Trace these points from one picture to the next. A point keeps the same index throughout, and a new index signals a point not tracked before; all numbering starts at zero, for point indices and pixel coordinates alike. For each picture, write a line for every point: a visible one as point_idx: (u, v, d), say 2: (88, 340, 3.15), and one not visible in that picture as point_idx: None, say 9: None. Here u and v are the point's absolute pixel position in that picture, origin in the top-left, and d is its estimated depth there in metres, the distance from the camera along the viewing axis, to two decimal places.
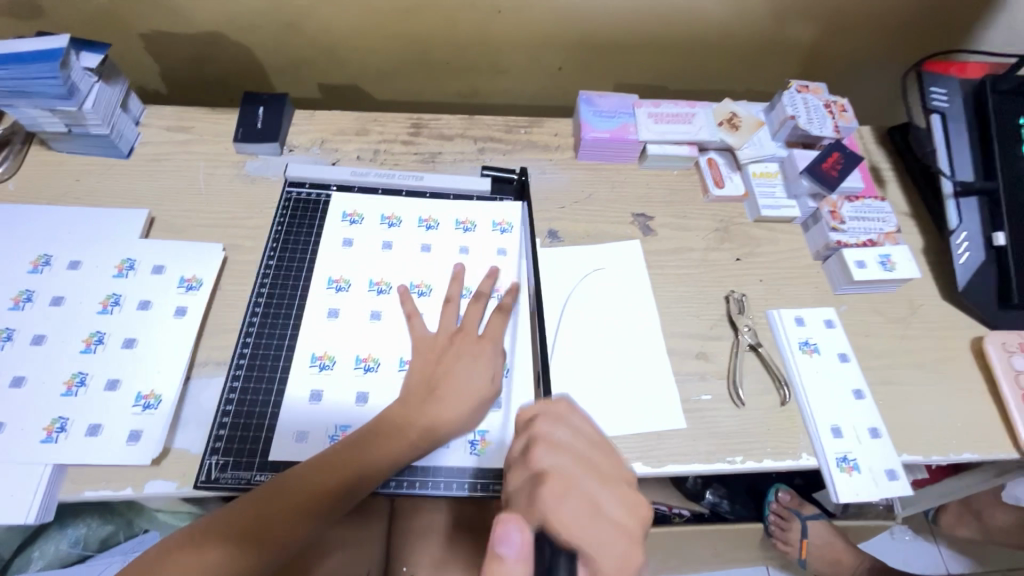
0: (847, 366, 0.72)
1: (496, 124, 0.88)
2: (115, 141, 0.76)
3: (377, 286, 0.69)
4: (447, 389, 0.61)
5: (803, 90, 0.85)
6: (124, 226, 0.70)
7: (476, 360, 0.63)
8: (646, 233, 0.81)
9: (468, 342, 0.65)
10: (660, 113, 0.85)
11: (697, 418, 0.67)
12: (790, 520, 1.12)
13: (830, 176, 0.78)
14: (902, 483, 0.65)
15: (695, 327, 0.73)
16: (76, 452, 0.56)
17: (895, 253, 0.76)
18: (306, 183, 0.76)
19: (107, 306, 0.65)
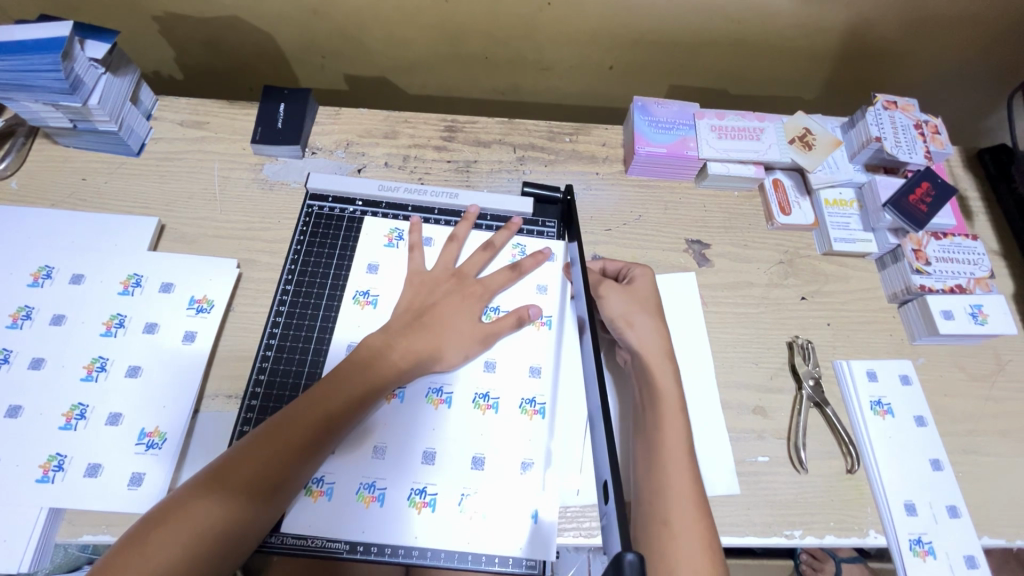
0: (924, 432, 0.64)
1: (538, 130, 0.80)
2: (124, 138, 0.69)
3: (367, 296, 0.63)
4: (435, 318, 0.58)
5: (892, 106, 0.74)
6: (132, 236, 0.65)
7: (465, 298, 0.60)
8: (701, 263, 0.72)
9: (462, 280, 0.62)
10: (724, 126, 0.75)
11: (753, 484, 0.60)
12: (823, 561, 1.07)
13: (919, 211, 0.69)
14: (984, 573, 0.57)
15: (753, 377, 0.66)
16: (73, 495, 0.52)
17: (987, 304, 0.67)
18: (329, 196, 0.68)
19: (111, 328, 0.59)
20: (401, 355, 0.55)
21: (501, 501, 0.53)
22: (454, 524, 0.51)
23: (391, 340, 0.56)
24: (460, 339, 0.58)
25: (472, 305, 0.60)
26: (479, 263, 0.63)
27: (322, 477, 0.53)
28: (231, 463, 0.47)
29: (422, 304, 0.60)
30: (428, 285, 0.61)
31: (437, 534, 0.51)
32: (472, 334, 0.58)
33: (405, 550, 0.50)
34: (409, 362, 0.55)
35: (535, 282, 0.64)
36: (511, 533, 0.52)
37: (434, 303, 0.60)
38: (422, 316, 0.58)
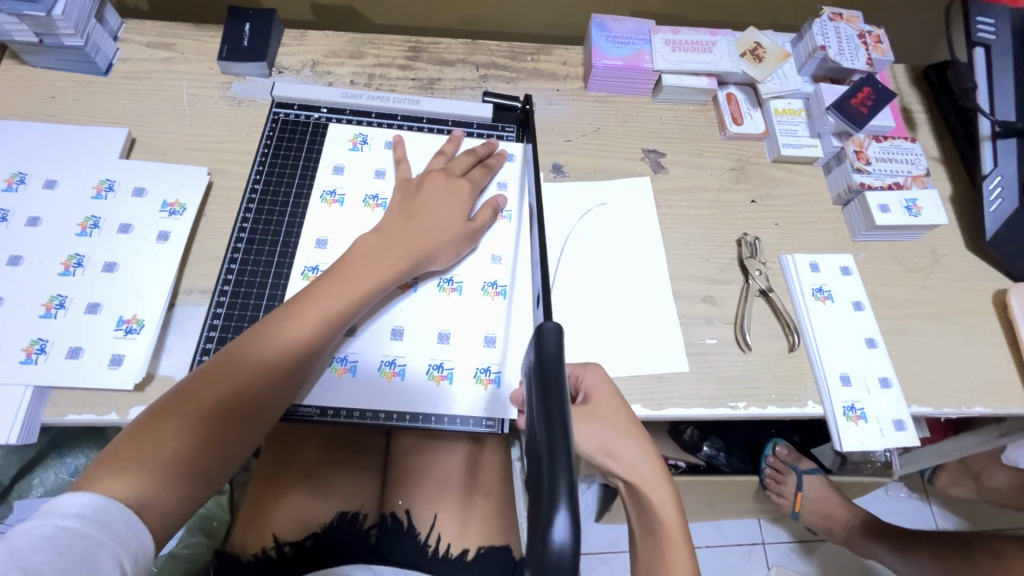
0: (861, 314, 0.68)
1: (500, 50, 0.82)
2: (91, 55, 0.71)
3: (334, 194, 0.66)
4: (426, 217, 0.61)
5: (836, 18, 0.78)
6: (103, 146, 0.66)
7: (452, 198, 0.63)
8: (657, 170, 0.76)
9: (447, 180, 0.64)
10: (678, 40, 0.78)
11: (701, 362, 0.64)
12: (786, 474, 1.11)
13: (859, 112, 0.73)
14: (909, 433, 0.62)
15: (704, 270, 0.70)
16: (56, 375, 0.55)
17: (922, 198, 0.72)
18: (294, 105, 0.72)
19: (86, 228, 0.61)
20: (394, 256, 0.58)
21: (462, 368, 0.59)
22: (421, 389, 0.57)
23: (387, 239, 0.59)
24: (448, 238, 0.61)
25: (459, 204, 0.63)
26: (464, 166, 0.67)
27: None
28: (211, 377, 0.49)
29: (410, 204, 0.62)
30: (415, 188, 0.64)
31: (406, 396, 0.57)
32: (459, 233, 0.62)
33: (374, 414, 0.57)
34: (404, 261, 0.58)
35: (497, 179, 0.69)
36: (471, 399, 0.58)
37: (423, 201, 0.63)
38: (413, 215, 0.61)
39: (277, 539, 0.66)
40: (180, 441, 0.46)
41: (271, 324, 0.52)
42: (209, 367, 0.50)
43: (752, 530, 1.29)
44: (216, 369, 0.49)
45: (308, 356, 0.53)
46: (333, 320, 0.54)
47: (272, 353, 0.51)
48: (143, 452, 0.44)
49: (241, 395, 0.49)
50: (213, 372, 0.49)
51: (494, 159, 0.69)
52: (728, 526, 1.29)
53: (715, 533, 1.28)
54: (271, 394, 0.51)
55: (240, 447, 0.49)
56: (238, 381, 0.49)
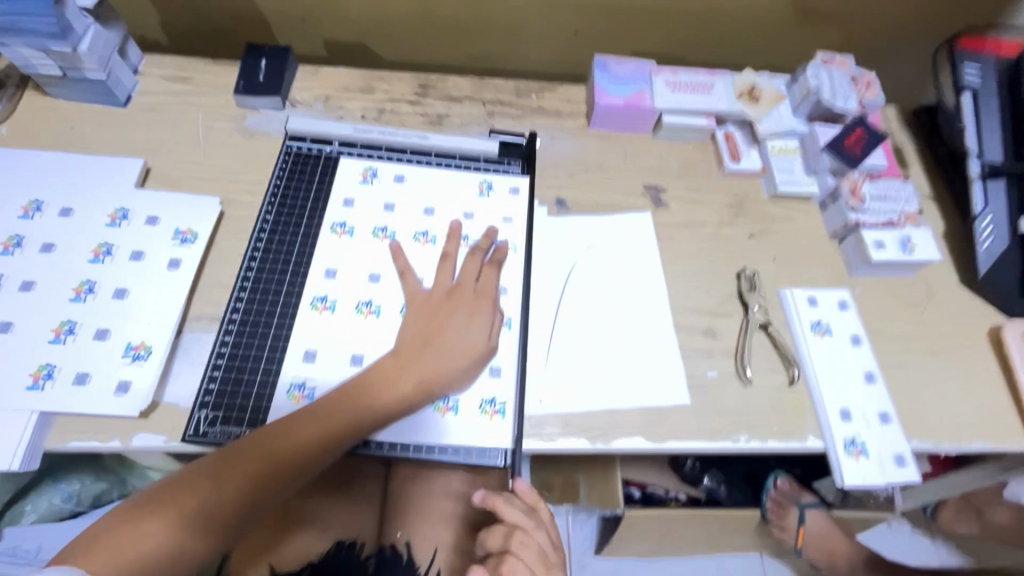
0: (859, 349, 0.69)
1: (506, 87, 0.85)
2: (111, 87, 0.73)
3: (343, 227, 0.68)
4: (443, 345, 0.60)
5: (828, 63, 0.81)
6: (118, 175, 0.68)
7: (472, 315, 0.62)
8: (657, 205, 0.78)
9: (464, 298, 0.63)
10: (677, 81, 0.81)
11: (702, 395, 0.65)
12: (788, 507, 1.09)
13: (852, 152, 0.75)
14: (911, 469, 0.63)
15: (704, 303, 0.71)
16: (62, 400, 0.55)
17: (916, 235, 0.74)
18: (307, 138, 0.74)
19: (99, 255, 0.63)
20: (404, 384, 0.58)
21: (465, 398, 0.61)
22: (426, 422, 0.59)
23: (401, 367, 0.58)
24: (458, 363, 0.60)
25: (478, 324, 0.62)
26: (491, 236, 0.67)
27: (304, 383, 0.59)
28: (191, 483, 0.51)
29: (426, 330, 0.61)
30: (430, 308, 0.62)
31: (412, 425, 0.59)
32: (475, 354, 0.61)
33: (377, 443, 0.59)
34: (412, 390, 0.58)
35: (501, 214, 0.71)
36: (475, 432, 0.59)
37: (438, 323, 0.61)
38: (430, 340, 0.60)
39: (273, 570, 0.67)
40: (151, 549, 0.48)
41: (267, 435, 0.54)
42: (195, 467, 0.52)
43: (754, 566, 1.26)
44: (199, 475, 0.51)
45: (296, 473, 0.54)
46: (324, 441, 0.55)
47: (259, 467, 0.53)
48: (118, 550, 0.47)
49: (219, 507, 0.51)
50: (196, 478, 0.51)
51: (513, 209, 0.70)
52: (729, 561, 1.27)
53: (716, 569, 1.26)
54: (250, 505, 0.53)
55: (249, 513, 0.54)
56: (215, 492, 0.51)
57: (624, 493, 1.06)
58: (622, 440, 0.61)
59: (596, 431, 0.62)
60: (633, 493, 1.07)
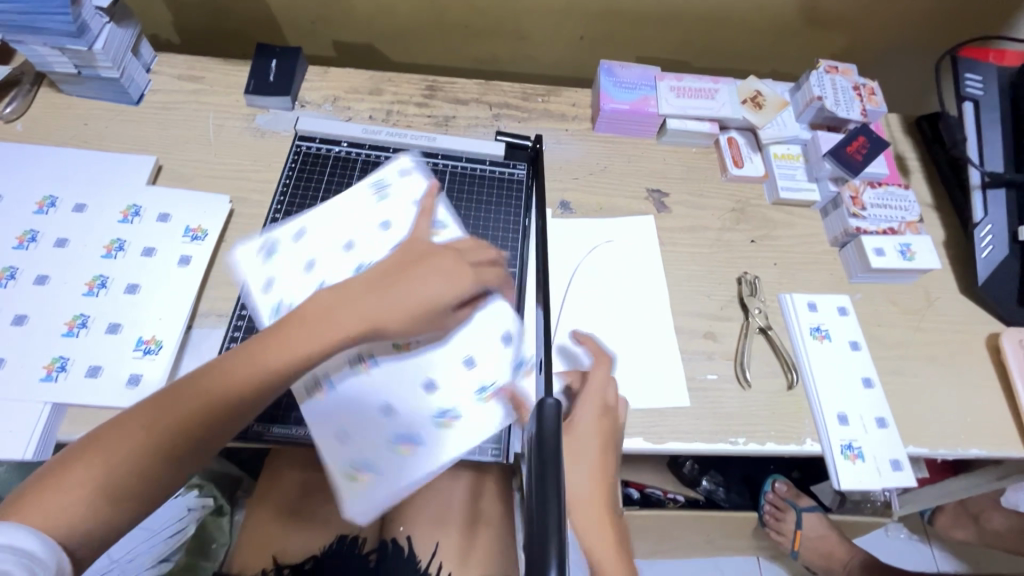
0: (858, 354, 0.70)
1: (512, 91, 0.86)
2: (125, 86, 0.74)
3: (332, 224, 0.66)
4: (406, 289, 0.53)
5: (832, 71, 0.82)
6: (131, 172, 0.69)
7: (449, 270, 0.55)
8: (661, 209, 0.79)
9: (444, 247, 0.58)
10: (682, 86, 0.82)
11: (702, 397, 0.66)
12: (785, 510, 1.11)
13: (854, 160, 0.76)
14: (906, 474, 0.63)
15: (705, 307, 0.72)
16: (75, 392, 0.56)
17: (916, 243, 0.74)
18: (316, 138, 0.75)
19: (111, 251, 0.64)
20: (349, 324, 0.51)
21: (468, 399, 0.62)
22: None
23: (347, 302, 0.52)
24: (411, 300, 0.53)
25: (448, 266, 0.56)
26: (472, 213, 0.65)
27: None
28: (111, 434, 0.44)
29: (392, 269, 0.55)
30: (402, 255, 0.56)
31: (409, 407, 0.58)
32: (447, 297, 0.55)
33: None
34: (357, 328, 0.51)
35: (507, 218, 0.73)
36: None
37: (404, 270, 0.55)
38: (391, 278, 0.54)
39: (276, 562, 0.67)
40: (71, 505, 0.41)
41: (199, 377, 0.47)
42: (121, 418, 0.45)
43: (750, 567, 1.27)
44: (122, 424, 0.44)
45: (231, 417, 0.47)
46: (263, 378, 0.48)
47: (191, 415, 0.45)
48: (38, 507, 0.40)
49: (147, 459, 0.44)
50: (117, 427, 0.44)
51: None
52: (726, 562, 1.27)
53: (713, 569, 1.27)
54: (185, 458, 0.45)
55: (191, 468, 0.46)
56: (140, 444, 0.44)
57: (623, 493, 1.07)
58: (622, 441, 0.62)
59: None
60: (631, 493, 1.07)
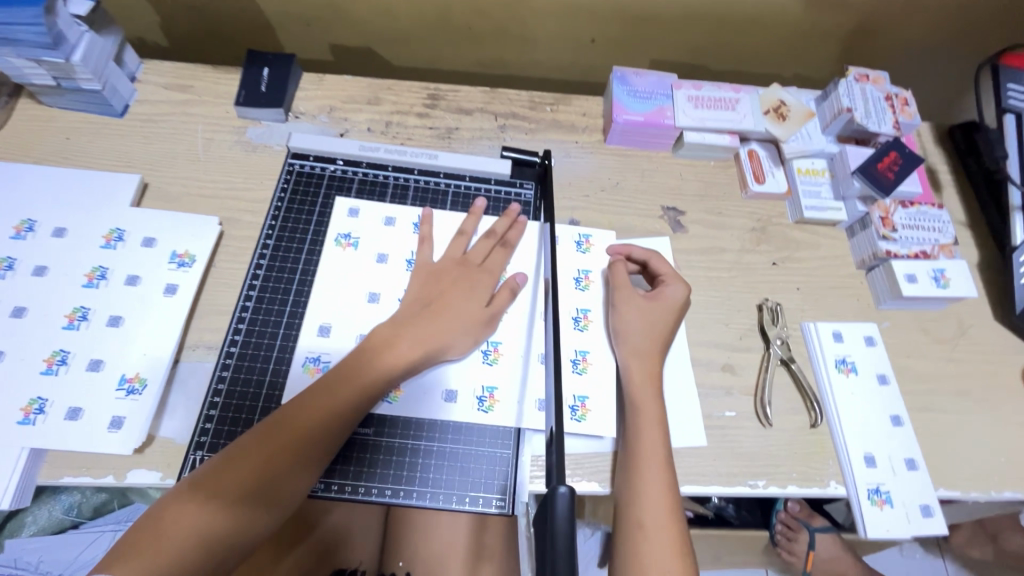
0: (886, 389, 0.66)
1: (519, 99, 0.81)
2: (108, 98, 0.70)
3: (347, 240, 0.65)
4: (447, 310, 0.59)
5: (863, 80, 0.77)
6: (115, 193, 0.65)
7: (472, 291, 0.61)
8: (676, 229, 0.74)
9: (466, 270, 0.63)
10: (700, 96, 0.77)
11: (719, 436, 0.62)
12: (798, 531, 1.06)
13: (886, 178, 0.71)
14: (938, 521, 0.59)
15: (723, 337, 0.68)
16: (54, 436, 0.53)
17: (950, 268, 0.70)
18: (310, 156, 0.71)
19: (93, 279, 0.60)
20: (410, 346, 0.57)
21: (467, 439, 0.58)
22: (430, 464, 0.57)
23: (403, 330, 0.57)
24: (456, 326, 0.59)
25: (479, 293, 0.62)
26: (485, 251, 0.65)
27: (319, 356, 0.59)
28: (225, 466, 0.48)
29: (431, 294, 0.61)
30: (437, 278, 0.62)
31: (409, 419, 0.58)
32: (477, 320, 0.60)
33: (368, 489, 0.55)
34: (416, 354, 0.56)
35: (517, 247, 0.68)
36: (482, 478, 0.57)
37: (444, 290, 0.61)
38: (431, 304, 0.60)
39: None
40: (197, 532, 0.45)
41: (276, 425, 0.51)
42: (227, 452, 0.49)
43: None
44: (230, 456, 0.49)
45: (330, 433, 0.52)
46: (331, 422, 0.52)
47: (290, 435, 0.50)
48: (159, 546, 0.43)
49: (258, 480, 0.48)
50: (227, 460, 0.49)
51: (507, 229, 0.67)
52: None
53: None
54: (291, 476, 0.49)
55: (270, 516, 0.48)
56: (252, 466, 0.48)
57: None
58: None
59: (607, 474, 0.59)
60: None
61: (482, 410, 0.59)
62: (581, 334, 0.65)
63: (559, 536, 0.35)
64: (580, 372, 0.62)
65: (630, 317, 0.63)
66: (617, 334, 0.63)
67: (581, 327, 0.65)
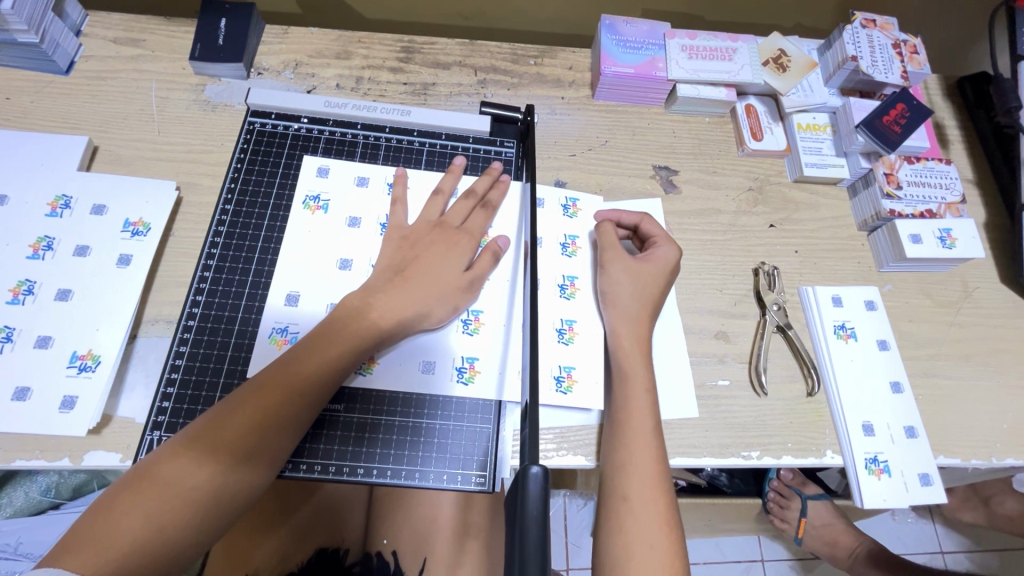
0: (885, 355, 0.63)
1: (500, 52, 0.75)
2: (48, 52, 0.64)
3: (318, 201, 0.61)
4: (421, 279, 0.55)
5: (869, 25, 0.71)
6: (60, 157, 0.60)
7: (451, 253, 0.57)
8: (668, 190, 0.70)
9: (444, 232, 0.59)
10: (695, 46, 0.71)
11: (712, 407, 0.59)
12: (790, 498, 1.05)
13: (892, 132, 0.66)
14: (937, 490, 0.57)
15: (717, 303, 0.64)
16: (1, 418, 0.49)
17: (957, 228, 0.66)
18: (272, 114, 0.65)
19: (39, 250, 0.56)
20: (381, 314, 0.53)
21: (445, 414, 0.55)
22: (407, 440, 0.54)
23: (375, 298, 0.53)
24: (435, 293, 0.55)
25: (458, 256, 0.57)
26: (464, 213, 0.61)
27: (287, 327, 0.55)
28: (215, 420, 0.46)
29: (404, 258, 0.57)
30: (411, 242, 0.58)
31: (382, 390, 0.55)
32: (457, 287, 0.56)
33: (338, 468, 0.52)
34: (390, 322, 0.53)
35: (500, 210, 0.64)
36: (462, 454, 0.54)
37: (419, 256, 0.57)
38: (404, 269, 0.56)
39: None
40: (181, 493, 0.43)
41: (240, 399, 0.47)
42: (217, 409, 0.47)
43: (751, 548, 1.24)
44: (223, 408, 0.47)
45: (314, 395, 0.49)
46: (300, 394, 0.48)
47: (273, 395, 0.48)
48: (147, 500, 0.43)
49: (243, 442, 0.46)
50: (218, 412, 0.47)
51: (487, 187, 0.63)
52: (727, 543, 1.24)
53: (714, 550, 1.23)
54: (278, 437, 0.47)
55: (237, 492, 0.46)
56: (236, 424, 0.46)
57: None
58: None
59: (593, 448, 0.56)
60: None
61: (461, 382, 0.56)
62: (566, 302, 0.61)
63: (531, 517, 0.33)
64: (566, 343, 0.59)
65: (624, 280, 0.59)
66: (605, 298, 0.59)
67: (567, 295, 0.61)
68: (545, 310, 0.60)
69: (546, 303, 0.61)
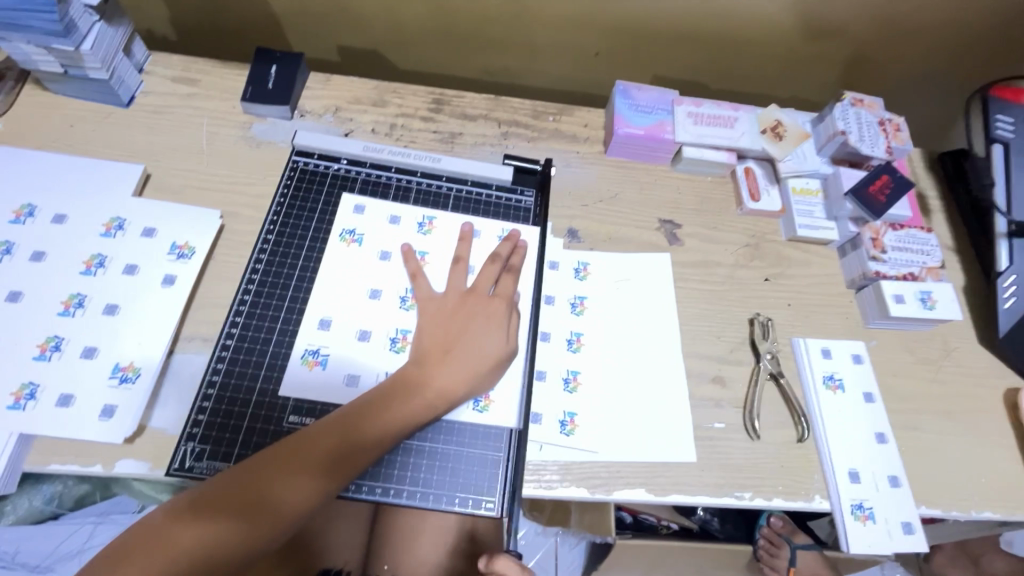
0: (871, 407, 0.67)
1: (523, 108, 0.82)
2: (114, 87, 0.70)
3: (353, 235, 0.66)
4: (463, 352, 0.59)
5: (857, 104, 0.79)
6: (116, 182, 0.66)
7: (491, 322, 0.61)
8: (671, 241, 0.75)
9: (479, 300, 0.62)
10: (700, 113, 0.78)
11: (707, 448, 0.63)
12: (780, 547, 1.06)
13: (876, 201, 0.72)
14: (918, 538, 0.61)
15: (714, 349, 0.69)
16: (44, 423, 0.53)
17: (937, 291, 0.71)
18: (314, 153, 0.72)
19: (91, 267, 0.60)
20: (424, 398, 0.56)
21: (459, 439, 0.59)
22: (422, 466, 0.57)
23: (425, 377, 0.57)
24: (474, 369, 0.58)
25: (495, 325, 0.61)
26: (491, 278, 0.64)
27: (318, 349, 0.60)
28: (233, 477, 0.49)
29: (446, 332, 0.60)
30: (448, 312, 0.61)
31: None
32: (498, 356, 0.60)
33: (356, 486, 0.56)
34: (433, 398, 0.56)
35: None
36: (473, 478, 0.58)
37: (457, 327, 0.60)
38: (448, 345, 0.59)
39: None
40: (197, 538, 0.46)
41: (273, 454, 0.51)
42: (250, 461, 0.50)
43: None
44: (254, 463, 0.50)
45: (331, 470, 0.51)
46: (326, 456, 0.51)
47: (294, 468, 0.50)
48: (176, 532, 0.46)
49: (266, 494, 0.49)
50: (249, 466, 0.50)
51: (504, 246, 0.67)
52: None
53: None
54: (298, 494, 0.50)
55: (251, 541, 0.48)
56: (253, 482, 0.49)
57: (615, 518, 1.04)
58: (623, 490, 0.59)
59: (596, 481, 0.59)
60: (624, 517, 1.04)
61: (477, 410, 0.60)
62: (573, 355, 0.65)
63: None
64: (570, 391, 0.63)
65: None
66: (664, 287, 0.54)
67: (573, 349, 0.66)
68: (553, 361, 0.65)
69: (553, 354, 0.65)
